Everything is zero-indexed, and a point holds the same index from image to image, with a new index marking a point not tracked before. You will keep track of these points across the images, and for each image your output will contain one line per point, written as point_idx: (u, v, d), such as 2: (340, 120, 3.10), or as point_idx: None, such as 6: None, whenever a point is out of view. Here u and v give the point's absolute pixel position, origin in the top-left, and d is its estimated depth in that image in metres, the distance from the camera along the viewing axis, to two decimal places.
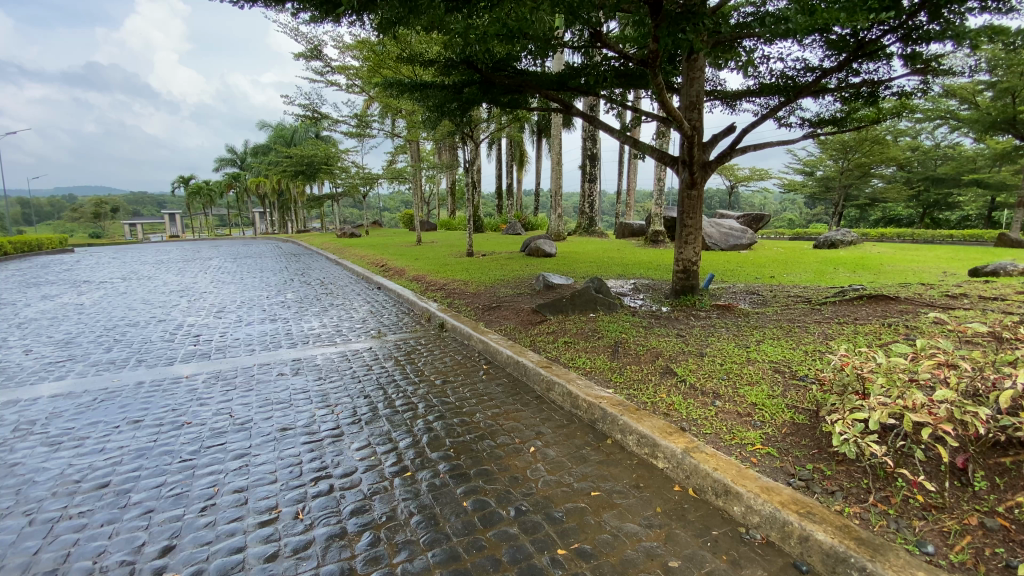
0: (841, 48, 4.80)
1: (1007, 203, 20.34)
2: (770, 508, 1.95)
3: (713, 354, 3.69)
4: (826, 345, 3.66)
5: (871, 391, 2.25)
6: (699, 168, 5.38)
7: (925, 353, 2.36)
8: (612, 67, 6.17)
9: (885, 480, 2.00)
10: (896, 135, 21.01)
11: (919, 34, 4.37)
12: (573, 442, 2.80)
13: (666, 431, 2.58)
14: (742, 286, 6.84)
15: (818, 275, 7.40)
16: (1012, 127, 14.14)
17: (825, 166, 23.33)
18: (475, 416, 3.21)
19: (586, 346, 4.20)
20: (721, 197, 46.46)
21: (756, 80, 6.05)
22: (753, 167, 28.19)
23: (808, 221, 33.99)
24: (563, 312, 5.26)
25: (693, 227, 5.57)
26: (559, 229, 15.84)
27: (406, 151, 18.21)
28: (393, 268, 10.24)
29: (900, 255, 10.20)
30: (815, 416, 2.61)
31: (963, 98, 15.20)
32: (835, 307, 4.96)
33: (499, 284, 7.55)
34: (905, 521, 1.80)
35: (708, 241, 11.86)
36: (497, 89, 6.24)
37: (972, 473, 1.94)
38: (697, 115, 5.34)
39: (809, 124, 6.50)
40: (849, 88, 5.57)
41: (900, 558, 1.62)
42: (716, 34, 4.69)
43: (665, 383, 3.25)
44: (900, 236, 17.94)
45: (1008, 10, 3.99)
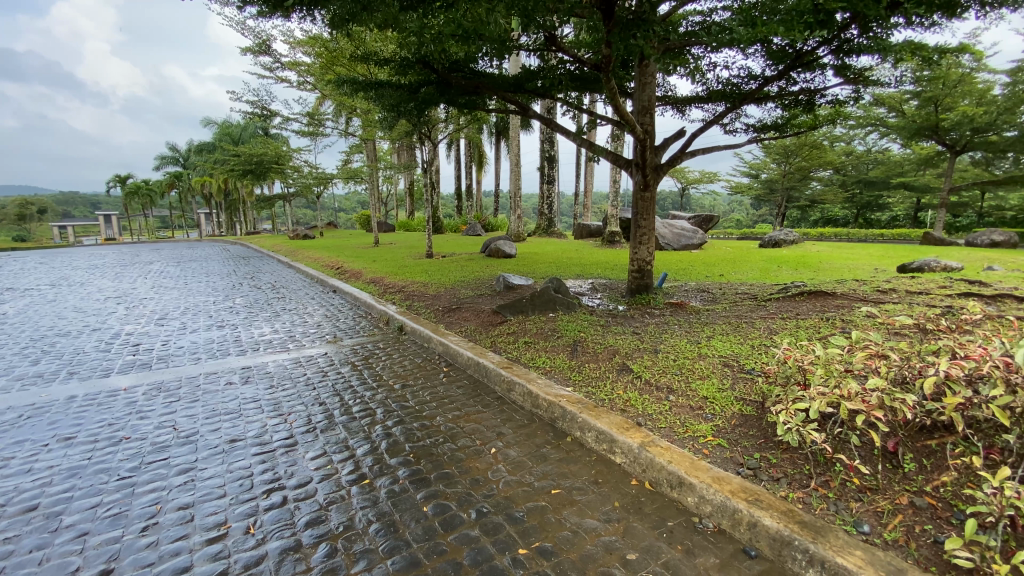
0: (781, 58, 5.02)
1: (930, 205, 22.04)
2: (721, 497, 2.02)
3: (667, 350, 3.81)
4: (771, 339, 3.86)
5: (811, 381, 2.36)
6: (651, 170, 5.54)
7: (859, 345, 2.50)
8: (568, 71, 6.21)
9: (826, 466, 2.12)
10: (832, 140, 22.46)
11: (850, 46, 4.66)
12: (534, 442, 2.82)
13: (623, 427, 2.65)
14: (693, 284, 7.10)
15: (763, 273, 7.80)
16: (935, 134, 15.33)
17: (769, 169, 24.64)
18: (435, 420, 3.18)
19: (547, 346, 4.23)
20: (673, 199, 48.10)
21: (704, 87, 6.31)
22: (703, 170, 29.42)
23: (754, 222, 35.88)
24: (522, 312, 5.30)
25: (647, 228, 5.74)
26: (519, 230, 15.99)
27: (361, 150, 17.86)
28: (348, 271, 10.02)
29: (837, 253, 10.87)
30: (761, 408, 2.73)
31: (892, 105, 16.23)
32: (779, 303, 5.23)
33: (459, 286, 7.52)
34: (844, 503, 1.92)
35: (662, 241, 12.24)
36: (454, 90, 6.27)
37: (902, 455, 2.08)
38: (649, 120, 5.52)
39: (753, 129, 6.85)
40: (789, 96, 5.90)
41: (839, 539, 1.73)
42: (665, 42, 4.92)
43: (621, 380, 3.33)
44: (838, 235, 19.17)
45: (928, 25, 4.31)
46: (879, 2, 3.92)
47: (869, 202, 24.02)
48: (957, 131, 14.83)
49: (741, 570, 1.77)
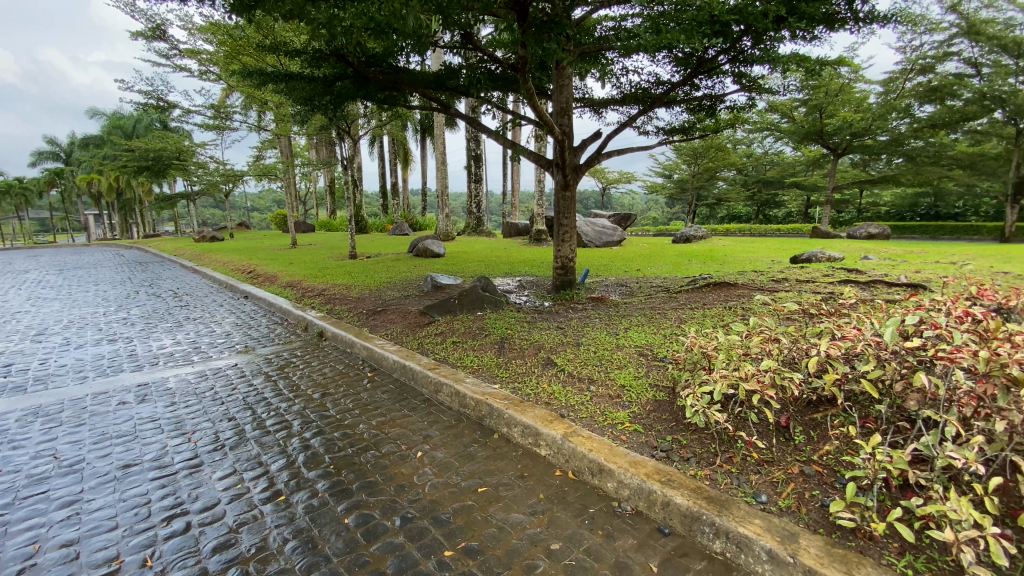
0: (685, 65, 5.36)
1: (817, 203, 24.60)
2: (638, 480, 2.13)
3: (588, 343, 3.95)
4: (681, 328, 4.13)
5: (715, 365, 2.54)
6: (571, 170, 5.70)
7: (755, 330, 2.74)
8: (484, 71, 6.24)
9: (728, 443, 2.30)
10: (735, 144, 24.41)
11: (744, 56, 5.07)
12: (461, 441, 2.81)
13: (548, 419, 2.71)
14: (613, 279, 7.42)
15: (676, 267, 8.31)
16: (820, 139, 17.11)
17: (681, 170, 26.28)
18: (357, 428, 3.07)
19: (473, 345, 4.22)
20: (596, 198, 49.92)
21: (618, 90, 6.60)
22: (622, 171, 30.84)
23: (669, 219, 38.16)
24: (450, 312, 5.25)
25: (569, 225, 5.90)
26: (447, 229, 15.83)
27: (275, 146, 16.81)
28: (262, 274, 9.40)
29: (740, 247, 11.84)
30: (672, 393, 2.91)
31: (784, 112, 17.92)
32: (688, 294, 5.60)
33: (383, 287, 7.31)
34: (745, 476, 2.09)
35: (585, 239, 12.67)
36: (372, 85, 6.08)
37: (793, 429, 2.30)
38: (567, 121, 5.68)
39: (663, 132, 7.26)
40: (693, 101, 6.33)
41: (740, 510, 1.88)
42: (581, 45, 5.12)
43: (546, 374, 3.40)
44: (742, 230, 20.85)
45: (809, 38, 4.80)
46: (767, 16, 4.29)
47: (768, 201, 26.36)
48: (839, 136, 16.65)
49: (657, 548, 1.87)
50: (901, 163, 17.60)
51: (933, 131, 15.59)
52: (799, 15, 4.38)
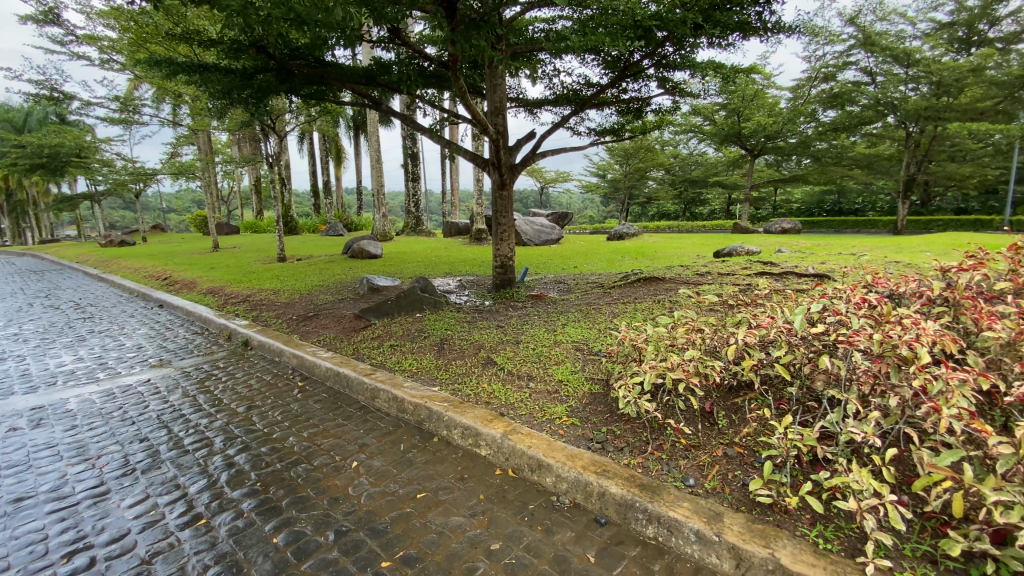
0: (613, 67, 5.53)
1: (738, 200, 26.31)
2: (575, 473, 2.17)
3: (527, 340, 3.99)
4: (615, 322, 4.27)
5: (646, 357, 2.65)
6: (506, 170, 5.73)
7: (681, 321, 2.88)
8: (414, 67, 6.14)
9: (659, 431, 2.40)
10: (663, 144, 25.58)
11: (667, 60, 5.30)
12: (398, 448, 2.74)
13: (487, 419, 2.70)
14: (552, 276, 7.54)
15: (612, 264, 8.57)
16: (739, 140, 18.31)
17: (614, 169, 27.17)
18: (288, 441, 2.91)
19: (411, 348, 4.13)
20: (534, 197, 50.53)
21: (551, 91, 6.71)
22: (558, 170, 31.43)
23: (605, 218, 39.36)
24: (386, 315, 5.11)
25: (507, 224, 5.92)
26: (384, 229, 15.41)
27: (192, 142, 15.63)
28: (181, 280, 8.71)
29: (669, 243, 12.43)
30: (607, 385, 3.00)
31: (706, 115, 19.00)
32: (622, 290, 5.80)
33: (316, 291, 7.00)
34: (674, 462, 2.19)
35: (523, 237, 12.78)
36: (297, 79, 5.80)
37: (716, 413, 2.45)
38: (502, 120, 5.69)
39: (595, 133, 7.47)
40: (622, 103, 6.55)
41: (670, 494, 1.97)
42: (514, 46, 5.18)
43: (485, 374, 3.40)
44: (671, 227, 21.91)
45: (724, 45, 5.10)
46: (686, 23, 4.52)
47: (695, 198, 27.84)
48: (755, 138, 17.88)
49: (594, 539, 1.92)
50: (809, 163, 19.16)
51: (835, 133, 17.08)
52: (714, 23, 4.64)
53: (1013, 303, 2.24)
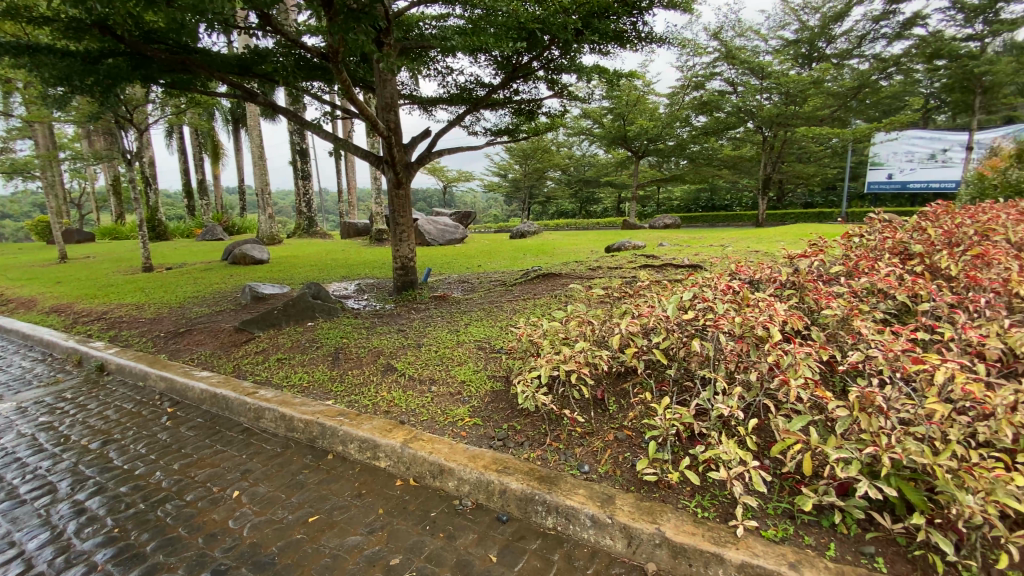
0: (503, 68, 5.60)
1: (628, 199, 28.21)
2: (476, 474, 2.16)
3: (429, 343, 3.90)
4: (515, 319, 4.33)
5: (542, 351, 2.71)
6: (401, 168, 5.56)
7: (574, 315, 2.98)
8: (291, 58, 5.70)
9: (557, 423, 2.47)
10: (559, 146, 26.64)
11: (554, 63, 5.49)
12: (288, 470, 2.53)
13: (386, 429, 2.59)
14: (455, 276, 7.48)
15: (513, 261, 8.72)
16: (625, 143, 19.63)
17: (514, 170, 27.75)
18: (156, 476, 2.56)
19: (303, 360, 3.85)
20: (437, 197, 49.97)
21: (445, 89, 6.64)
22: (459, 170, 31.37)
23: (508, 217, 40.04)
24: (273, 325, 4.70)
25: (405, 224, 5.76)
26: (272, 232, 14.25)
27: (24, 135, 13.22)
28: (14, 298, 7.33)
29: (568, 240, 12.95)
30: (507, 382, 3.03)
31: (595, 118, 20.10)
32: (523, 287, 5.92)
33: (191, 303, 6.26)
34: (570, 450, 2.27)
35: (426, 237, 12.56)
36: (156, 65, 5.12)
37: (608, 400, 2.57)
38: (394, 117, 5.52)
39: (491, 132, 7.53)
40: (514, 104, 6.67)
41: (567, 483, 2.03)
42: (403, 41, 5.04)
43: (385, 382, 3.26)
44: (570, 224, 22.85)
45: (604, 52, 5.40)
46: (567, 29, 4.72)
47: (589, 197, 29.32)
48: (639, 141, 19.28)
49: (496, 538, 1.92)
50: (686, 164, 21.09)
51: (706, 137, 18.95)
52: (593, 30, 4.90)
53: (843, 283, 2.61)
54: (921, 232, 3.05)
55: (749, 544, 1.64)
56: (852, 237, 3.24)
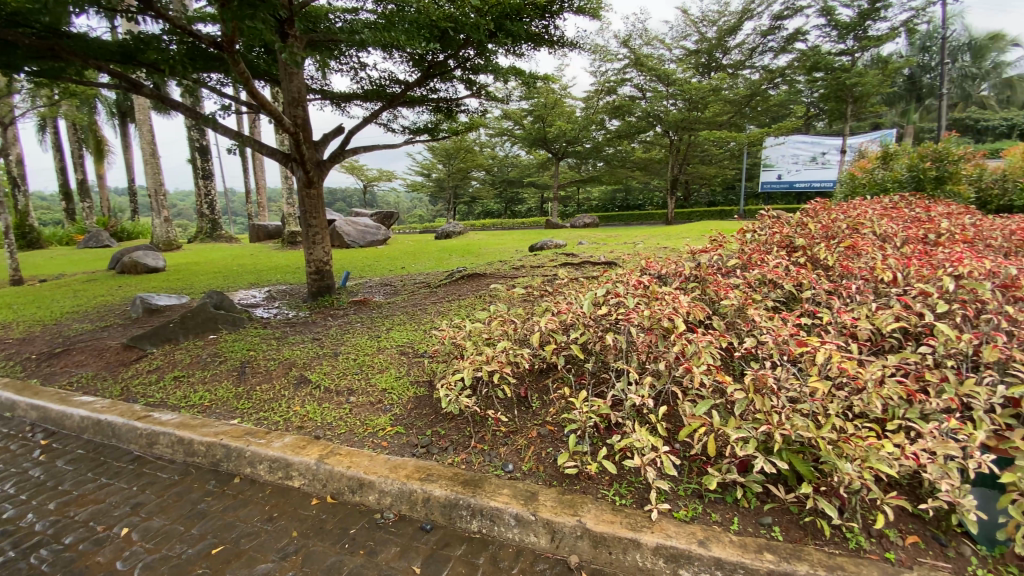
0: (418, 66, 5.49)
1: (550, 199, 28.91)
2: (398, 485, 2.08)
3: (347, 351, 3.73)
4: (439, 321, 4.27)
5: (464, 353, 2.68)
6: (312, 167, 5.26)
7: (496, 316, 2.98)
8: (183, 46, 5.18)
9: (480, 425, 2.45)
10: (481, 146, 26.72)
11: (470, 63, 5.47)
12: (188, 499, 2.30)
13: (300, 446, 2.43)
14: (376, 279, 7.23)
15: (438, 262, 8.61)
16: (545, 144, 20.09)
17: (437, 169, 27.46)
18: (23, 520, 2.22)
19: (204, 377, 3.52)
20: (357, 197, 48.19)
21: (359, 85, 6.39)
22: (380, 169, 30.49)
23: (433, 217, 39.50)
24: (170, 340, 4.27)
25: (319, 227, 5.47)
26: (170, 237, 12.97)
27: None
28: None
29: (492, 240, 13.01)
30: (430, 386, 2.96)
31: (516, 119, 20.38)
32: (446, 288, 5.85)
33: (69, 319, 5.52)
34: (495, 452, 2.27)
35: (345, 240, 12.05)
36: (15, 50, 4.45)
37: (531, 398, 2.60)
38: (302, 113, 5.21)
39: (409, 131, 7.37)
40: (431, 102, 6.56)
41: (491, 485, 2.02)
42: (309, 33, 4.80)
43: (299, 395, 3.07)
44: (495, 224, 23.00)
45: (518, 54, 5.47)
46: (481, 29, 4.72)
47: (513, 197, 29.69)
48: (559, 142, 19.83)
49: (419, 548, 1.87)
50: (604, 165, 22.00)
51: (620, 140, 19.90)
52: (506, 32, 4.95)
53: (739, 275, 2.83)
54: (803, 227, 3.39)
55: (664, 527, 1.73)
56: (746, 233, 3.52)
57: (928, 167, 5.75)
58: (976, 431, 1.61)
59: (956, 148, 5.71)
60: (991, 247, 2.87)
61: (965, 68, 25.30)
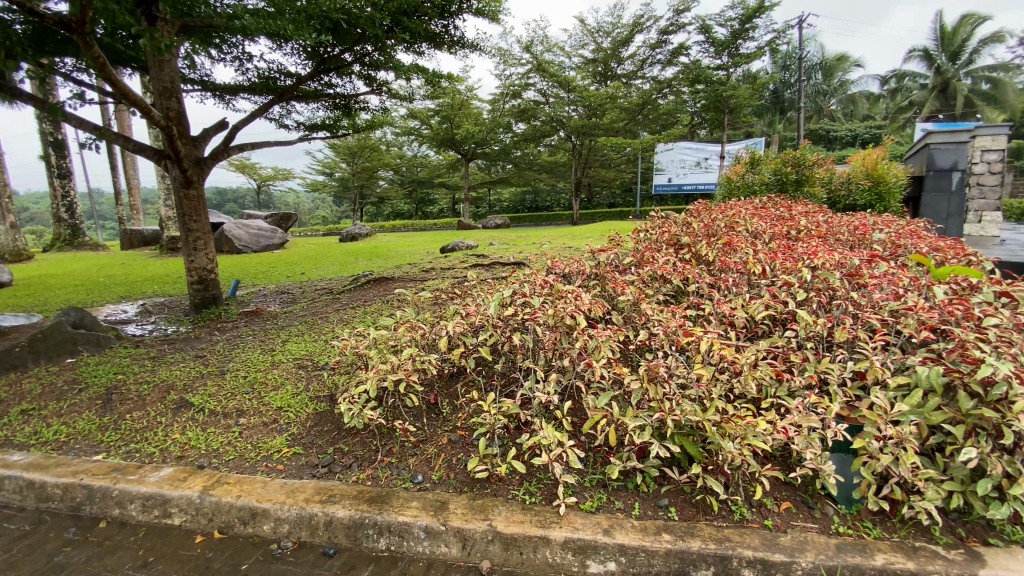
0: (312, 59, 5.18)
1: (461, 199, 28.85)
2: (296, 509, 1.93)
3: (236, 368, 3.41)
4: (341, 329, 4.05)
5: (368, 362, 2.55)
6: (190, 165, 4.74)
7: (401, 322, 2.88)
8: (27, 26, 4.43)
9: (387, 437, 2.35)
10: (387, 145, 25.96)
11: (368, 59, 5.26)
12: (39, 554, 1.96)
13: (179, 478, 2.17)
14: (272, 287, 6.72)
15: (341, 266, 8.20)
16: (453, 145, 19.98)
17: (340, 168, 26.19)
18: None
19: (58, 409, 3.02)
20: (252, 197, 44.57)
21: (245, 76, 5.89)
22: (277, 168, 28.47)
23: (338, 218, 37.68)
24: (13, 367, 3.62)
25: (200, 231, 4.96)
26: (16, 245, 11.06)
27: None
28: None
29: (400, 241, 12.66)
30: (332, 400, 2.79)
31: (423, 119, 20.06)
32: (350, 294, 5.58)
33: None
34: (403, 463, 2.19)
35: (237, 244, 11.06)
36: None
37: (440, 404, 2.54)
38: (176, 105, 4.67)
39: (304, 127, 6.94)
40: (328, 98, 6.23)
41: (399, 499, 1.95)
42: (183, 17, 4.33)
43: (179, 421, 2.74)
44: (405, 225, 22.48)
45: (419, 52, 5.36)
46: (378, 23, 4.57)
47: (422, 198, 29.19)
48: (468, 143, 19.83)
49: None
50: (512, 167, 22.38)
51: (527, 143, 20.36)
52: (404, 28, 4.84)
53: (634, 273, 3.00)
54: (688, 226, 3.67)
55: (572, 520, 1.78)
56: (640, 233, 3.75)
57: (789, 171, 6.53)
58: (831, 403, 1.83)
59: (811, 155, 6.55)
60: (839, 241, 3.31)
61: (817, 85, 29.08)
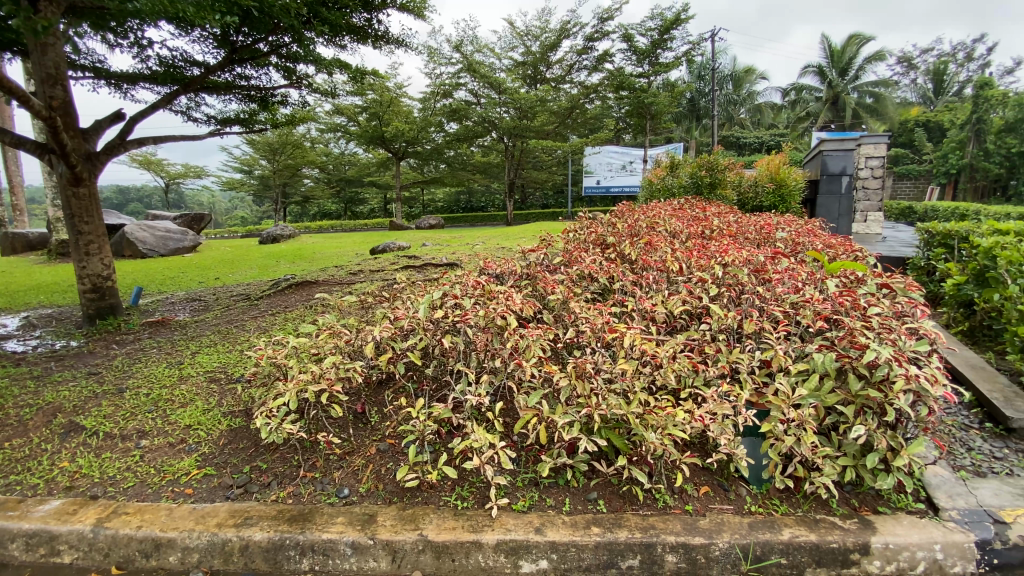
0: (222, 47, 4.82)
1: (392, 199, 28.16)
2: (208, 537, 1.79)
3: (137, 385, 3.09)
4: (259, 338, 3.81)
5: (288, 373, 2.41)
6: (79, 160, 4.24)
7: (324, 328, 2.74)
8: None
9: (310, 450, 2.24)
10: (312, 142, 24.80)
11: (285, 50, 4.98)
12: None
13: (68, 511, 1.93)
14: (180, 294, 6.19)
15: (261, 270, 7.71)
16: (382, 144, 19.45)
17: (260, 166, 24.67)
18: None
19: None
20: (159, 196, 40.89)
21: (145, 63, 5.38)
22: (187, 164, 26.32)
23: (259, 219, 35.49)
24: None
25: (93, 234, 4.46)
26: None
27: None
28: None
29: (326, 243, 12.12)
30: (248, 415, 2.61)
31: (349, 115, 19.35)
32: (270, 300, 5.25)
33: None
34: (328, 478, 2.09)
35: (140, 248, 10.08)
36: None
37: (367, 413, 2.45)
38: (61, 93, 4.16)
39: (216, 121, 6.45)
40: (241, 90, 5.83)
41: (324, 515, 1.85)
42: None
43: (67, 447, 2.44)
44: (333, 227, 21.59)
45: (340, 45, 5.15)
46: (294, 14, 4.35)
47: (351, 198, 28.17)
48: (398, 142, 19.39)
49: None
50: (444, 167, 22.15)
51: (459, 143, 20.25)
52: (323, 20, 4.64)
53: (562, 272, 3.06)
54: (612, 226, 3.81)
55: (504, 521, 1.78)
56: (568, 233, 3.83)
57: (704, 175, 6.98)
58: (742, 391, 1.96)
59: (723, 159, 7.03)
60: (748, 239, 3.57)
61: (728, 95, 31.30)
